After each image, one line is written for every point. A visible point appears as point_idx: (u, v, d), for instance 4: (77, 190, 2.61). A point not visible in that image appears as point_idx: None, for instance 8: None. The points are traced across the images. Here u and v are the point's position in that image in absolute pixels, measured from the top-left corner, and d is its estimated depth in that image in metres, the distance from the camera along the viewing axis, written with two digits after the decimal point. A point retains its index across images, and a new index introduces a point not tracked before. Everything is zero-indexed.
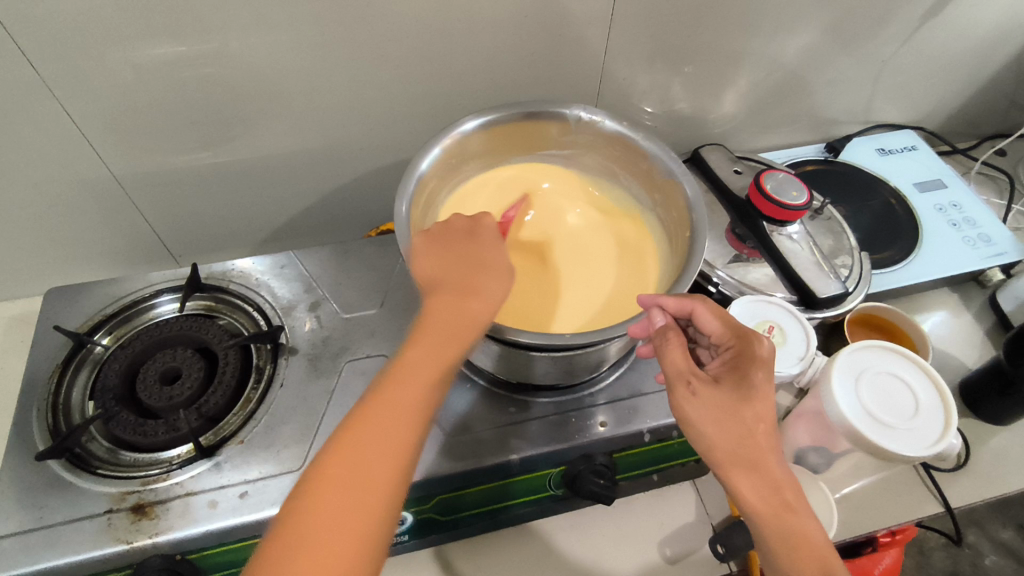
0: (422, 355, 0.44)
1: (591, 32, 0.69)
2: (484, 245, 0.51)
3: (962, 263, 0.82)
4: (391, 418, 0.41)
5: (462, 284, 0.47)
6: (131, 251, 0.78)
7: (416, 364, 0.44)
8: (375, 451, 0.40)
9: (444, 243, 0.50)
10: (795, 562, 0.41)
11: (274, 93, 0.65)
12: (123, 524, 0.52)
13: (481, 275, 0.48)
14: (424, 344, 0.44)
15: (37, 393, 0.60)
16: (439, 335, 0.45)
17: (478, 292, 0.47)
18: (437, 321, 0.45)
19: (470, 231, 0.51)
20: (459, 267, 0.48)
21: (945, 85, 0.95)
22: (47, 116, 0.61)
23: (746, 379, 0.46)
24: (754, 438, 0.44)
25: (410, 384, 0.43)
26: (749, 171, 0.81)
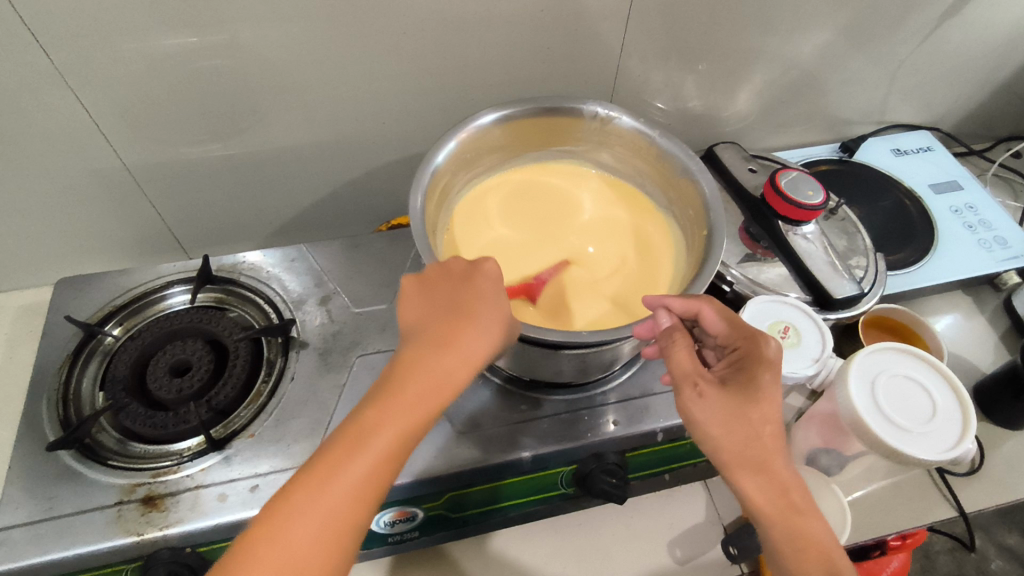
0: (403, 399, 0.40)
1: (606, 27, 0.69)
2: (476, 290, 0.45)
3: (977, 265, 0.81)
4: (360, 459, 0.38)
5: (447, 334, 0.43)
6: (141, 242, 0.78)
7: (398, 407, 0.39)
8: (343, 494, 0.37)
9: (439, 289, 0.46)
10: (800, 564, 0.41)
11: (288, 85, 0.65)
12: (133, 516, 0.52)
13: (469, 324, 0.43)
14: (402, 390, 0.40)
15: (47, 383, 0.59)
16: (423, 385, 0.40)
17: (466, 345, 0.42)
18: (421, 369, 0.41)
19: (464, 276, 0.46)
20: (452, 316, 0.44)
21: (962, 86, 0.94)
22: (59, 105, 0.60)
23: (754, 381, 0.45)
24: (762, 440, 0.43)
25: (384, 433, 0.39)
26: (763, 170, 0.80)
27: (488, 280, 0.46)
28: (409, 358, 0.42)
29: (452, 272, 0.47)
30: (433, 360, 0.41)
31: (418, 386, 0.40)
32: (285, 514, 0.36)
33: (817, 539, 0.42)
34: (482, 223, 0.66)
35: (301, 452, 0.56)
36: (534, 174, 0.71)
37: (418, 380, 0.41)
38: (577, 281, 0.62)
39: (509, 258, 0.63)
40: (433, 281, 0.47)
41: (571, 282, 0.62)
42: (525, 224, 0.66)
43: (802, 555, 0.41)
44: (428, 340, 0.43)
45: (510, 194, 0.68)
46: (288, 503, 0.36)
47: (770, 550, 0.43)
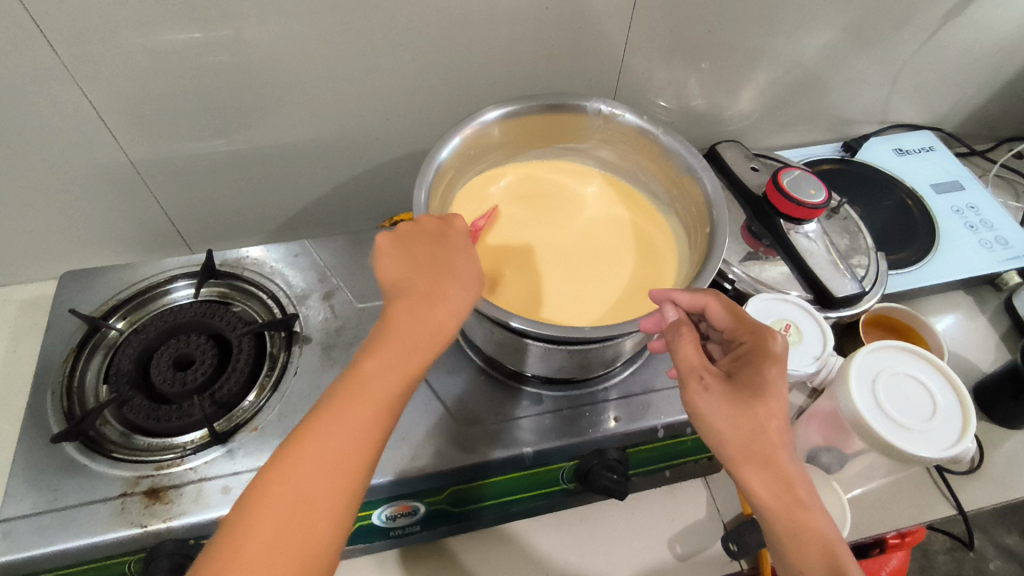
0: (391, 349, 0.42)
1: (610, 25, 0.69)
2: (453, 248, 0.48)
3: (978, 266, 0.81)
4: (355, 412, 0.40)
5: (428, 285, 0.45)
6: (144, 236, 0.78)
7: (385, 357, 0.42)
8: (342, 446, 0.39)
9: (416, 245, 0.48)
10: (802, 556, 0.41)
11: (292, 81, 0.65)
12: (137, 508, 0.52)
13: (448, 280, 0.46)
14: (389, 341, 0.43)
15: (51, 375, 0.60)
16: (409, 335, 0.43)
17: (447, 297, 0.45)
18: (408, 322, 0.43)
19: (440, 232, 0.49)
20: (432, 271, 0.46)
21: (964, 86, 0.94)
22: (65, 98, 0.60)
23: (761, 375, 0.45)
24: (767, 435, 0.43)
25: (375, 384, 0.41)
26: (765, 169, 0.81)
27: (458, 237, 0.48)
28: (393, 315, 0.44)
29: (426, 231, 0.49)
30: (412, 311, 0.44)
31: (406, 337, 0.43)
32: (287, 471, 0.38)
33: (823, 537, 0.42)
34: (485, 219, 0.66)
35: None
36: (536, 170, 0.71)
37: (405, 331, 0.43)
38: (580, 276, 0.62)
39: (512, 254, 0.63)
40: (409, 237, 0.48)
41: (574, 278, 0.62)
42: (529, 220, 0.67)
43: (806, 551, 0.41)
44: (410, 293, 0.45)
45: (513, 189, 0.69)
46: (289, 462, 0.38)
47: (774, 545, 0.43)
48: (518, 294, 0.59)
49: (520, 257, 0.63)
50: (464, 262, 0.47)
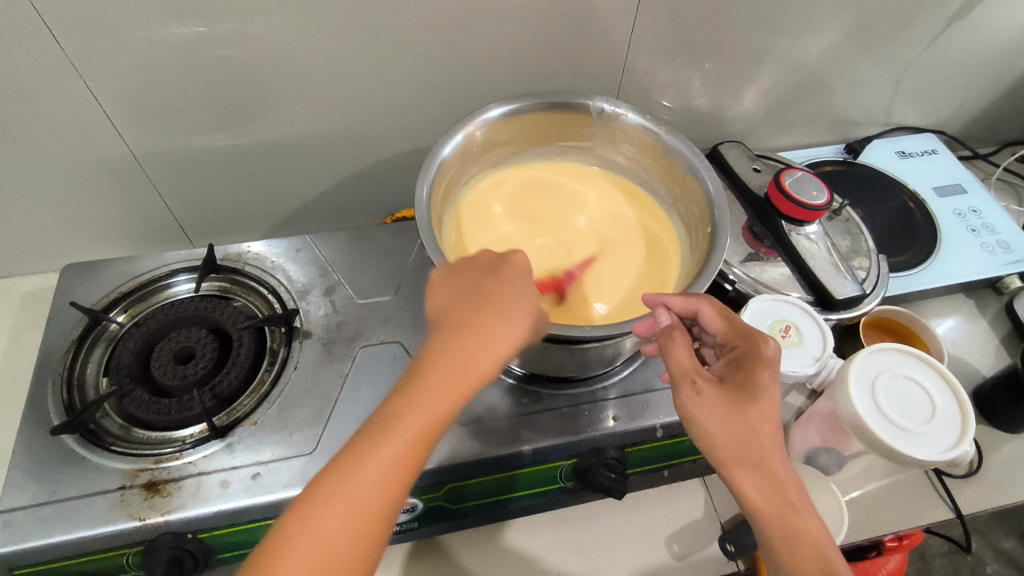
0: (440, 381, 0.41)
1: (615, 23, 0.69)
2: (506, 280, 0.47)
3: (979, 269, 0.81)
4: (394, 443, 0.39)
5: (478, 317, 0.44)
6: (146, 230, 0.78)
7: (435, 388, 0.41)
8: (378, 476, 0.38)
9: (470, 280, 0.47)
10: (798, 563, 0.41)
11: (295, 76, 0.65)
12: (136, 501, 0.53)
13: (495, 316, 0.44)
14: (441, 374, 0.41)
15: (52, 367, 0.60)
16: (460, 369, 0.41)
17: (500, 332, 0.44)
18: (458, 355, 0.42)
19: (494, 266, 0.48)
20: (484, 303, 0.45)
21: (968, 89, 0.94)
22: (69, 91, 0.61)
23: (753, 378, 0.45)
24: (760, 438, 0.43)
25: (419, 415, 0.40)
26: (768, 170, 0.80)
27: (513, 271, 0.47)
28: (441, 345, 0.43)
29: (478, 263, 0.49)
30: (460, 343, 0.43)
31: (455, 370, 0.41)
32: (317, 500, 0.37)
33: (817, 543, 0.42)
34: (487, 216, 0.66)
35: (303, 441, 0.56)
36: (538, 168, 0.71)
37: (455, 364, 0.42)
38: (582, 275, 0.62)
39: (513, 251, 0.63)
40: (460, 271, 0.48)
41: (576, 274, 0.62)
42: (530, 217, 0.67)
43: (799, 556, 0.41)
44: (461, 325, 0.44)
45: (514, 188, 0.69)
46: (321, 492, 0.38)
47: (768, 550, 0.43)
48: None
49: (521, 254, 0.63)
50: (519, 298, 0.46)
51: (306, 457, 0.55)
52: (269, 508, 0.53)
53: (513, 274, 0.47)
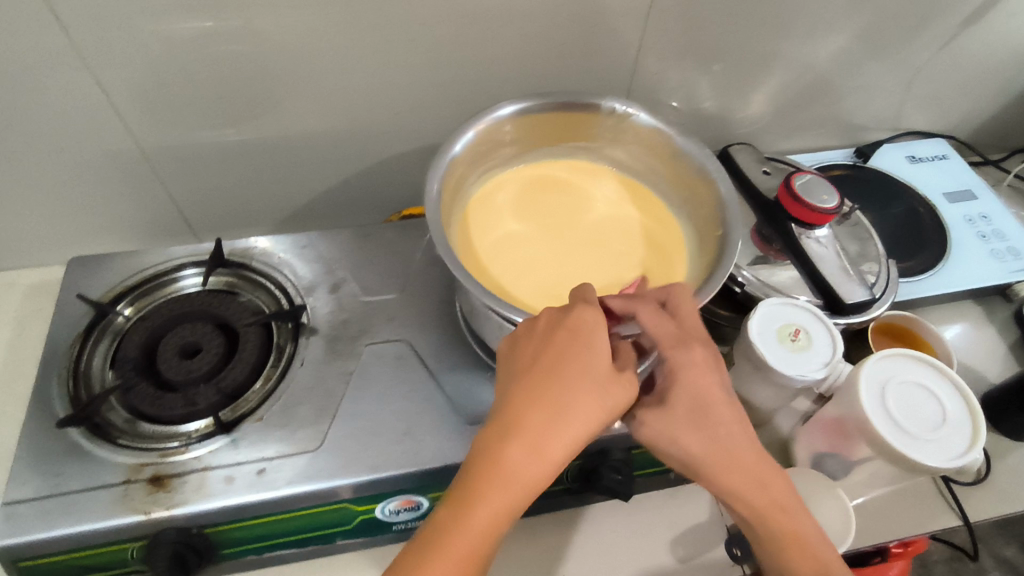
0: (537, 455, 0.42)
1: (625, 23, 0.68)
2: (578, 338, 0.46)
3: (988, 276, 0.81)
4: (477, 520, 0.41)
5: (568, 386, 0.44)
6: (151, 225, 0.77)
7: (534, 464, 0.42)
8: (480, 545, 0.41)
9: (548, 340, 0.46)
10: (785, 563, 0.45)
11: (304, 72, 0.65)
12: (140, 495, 0.52)
13: (559, 384, 0.44)
14: (540, 451, 0.42)
15: (58, 360, 0.60)
16: (560, 446, 0.43)
17: (598, 401, 0.44)
18: (553, 428, 0.43)
19: (559, 323, 0.47)
20: (573, 371, 0.45)
21: (979, 95, 0.93)
22: (77, 84, 0.60)
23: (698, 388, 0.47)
24: (716, 450, 0.46)
25: (517, 490, 0.41)
26: (777, 172, 0.80)
27: (582, 329, 0.46)
28: (532, 419, 0.43)
29: (544, 322, 0.48)
30: (552, 416, 0.43)
31: (556, 446, 0.42)
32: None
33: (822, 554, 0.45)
34: (498, 215, 0.66)
35: (307, 437, 0.56)
36: (548, 165, 0.70)
37: (555, 440, 0.43)
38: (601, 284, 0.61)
39: (525, 251, 0.63)
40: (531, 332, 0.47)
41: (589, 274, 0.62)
42: (541, 215, 0.66)
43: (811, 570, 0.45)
44: (550, 398, 0.44)
45: (524, 184, 0.68)
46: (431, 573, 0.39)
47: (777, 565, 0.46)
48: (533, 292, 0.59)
49: (533, 254, 0.62)
50: (605, 357, 0.46)
51: (311, 453, 0.55)
52: (273, 505, 0.53)
53: (598, 330, 0.47)
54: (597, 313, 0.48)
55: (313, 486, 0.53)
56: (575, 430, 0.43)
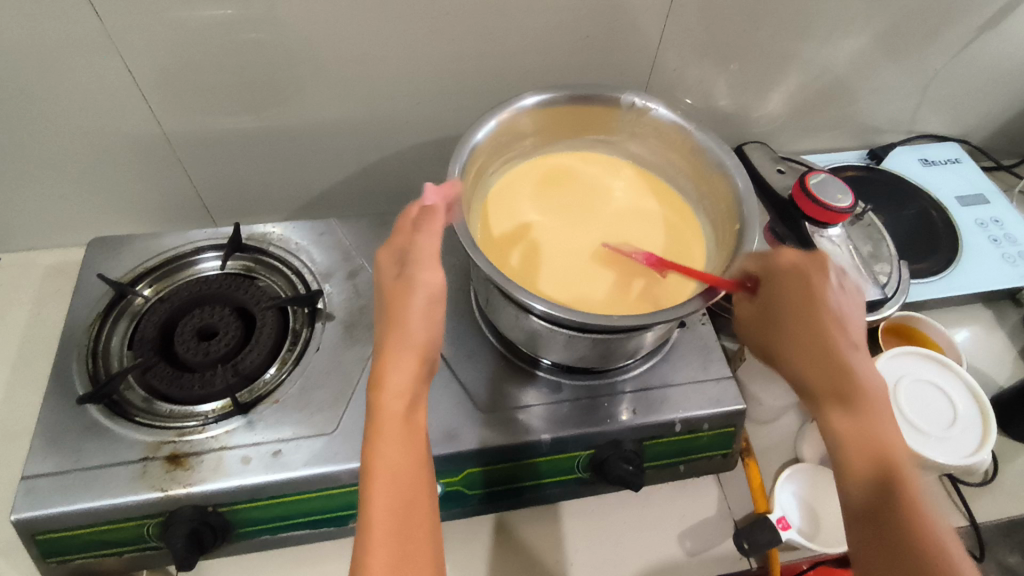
0: (393, 389, 0.43)
1: (646, 19, 0.69)
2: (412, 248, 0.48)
3: (1000, 280, 0.81)
4: (380, 447, 0.41)
5: (394, 315, 0.45)
6: (169, 210, 0.78)
7: (394, 400, 0.43)
8: (399, 485, 0.40)
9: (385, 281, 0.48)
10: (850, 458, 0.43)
11: (325, 59, 0.65)
12: (158, 472, 0.53)
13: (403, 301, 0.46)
14: (390, 387, 0.43)
15: (78, 338, 0.61)
16: (409, 371, 0.44)
17: (421, 291, 0.46)
18: (398, 360, 0.44)
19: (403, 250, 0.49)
20: (394, 305, 0.45)
21: (994, 100, 0.93)
22: (104, 66, 0.61)
23: (801, 286, 0.49)
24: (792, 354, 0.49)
25: (395, 423, 0.42)
26: (792, 172, 0.80)
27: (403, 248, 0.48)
28: (378, 364, 0.44)
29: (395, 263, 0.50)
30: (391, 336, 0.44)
31: (404, 376, 0.43)
32: (363, 540, 0.38)
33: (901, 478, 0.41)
34: (516, 204, 0.66)
35: (323, 421, 0.57)
36: (562, 157, 0.71)
37: (401, 373, 0.43)
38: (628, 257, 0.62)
39: (543, 241, 0.63)
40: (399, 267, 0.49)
41: (609, 261, 0.62)
42: (558, 206, 0.67)
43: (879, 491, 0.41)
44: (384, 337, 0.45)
45: (541, 175, 0.69)
46: (364, 527, 0.39)
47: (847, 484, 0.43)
48: (553, 282, 0.60)
49: (550, 243, 0.63)
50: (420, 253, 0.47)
51: (327, 436, 0.56)
52: (288, 485, 0.54)
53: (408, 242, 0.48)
54: (413, 234, 0.48)
55: (329, 469, 0.54)
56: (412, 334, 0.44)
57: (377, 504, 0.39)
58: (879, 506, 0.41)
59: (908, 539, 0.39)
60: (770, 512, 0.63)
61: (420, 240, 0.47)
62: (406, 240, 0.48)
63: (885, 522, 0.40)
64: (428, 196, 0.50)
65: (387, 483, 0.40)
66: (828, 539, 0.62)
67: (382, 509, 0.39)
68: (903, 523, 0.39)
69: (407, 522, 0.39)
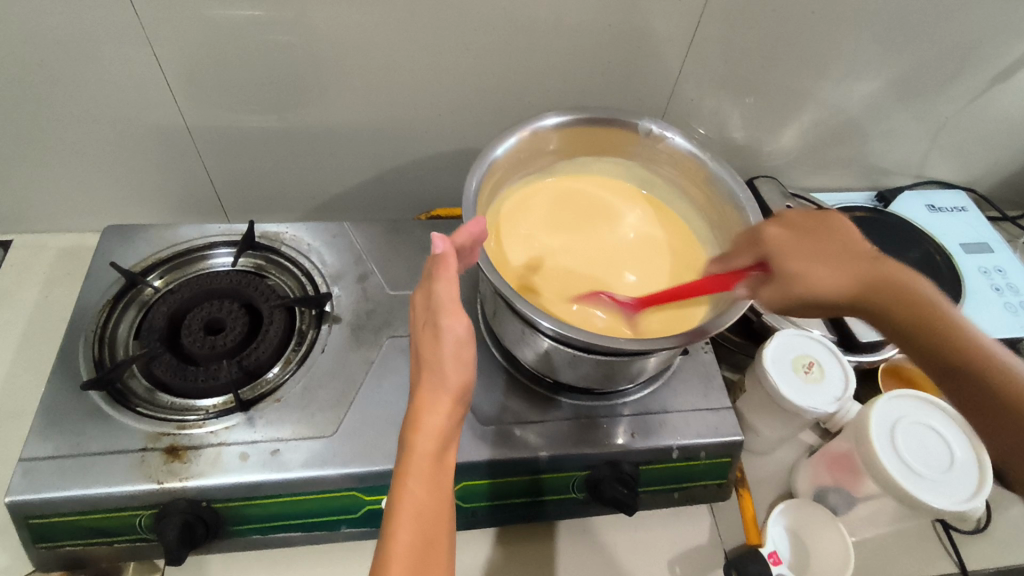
0: (426, 430, 0.43)
1: (668, 49, 0.70)
2: (436, 286, 0.47)
3: (1000, 328, 0.82)
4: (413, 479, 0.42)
5: (427, 363, 0.46)
6: (185, 201, 0.79)
7: (426, 439, 0.43)
8: (422, 522, 0.41)
9: (411, 327, 0.49)
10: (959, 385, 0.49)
11: (351, 65, 0.66)
12: (156, 463, 0.53)
13: (435, 342, 0.46)
14: (423, 429, 0.43)
15: (86, 324, 0.61)
16: (442, 413, 0.44)
17: (450, 334, 0.46)
18: (434, 401, 0.44)
19: (425, 303, 0.48)
20: (424, 356, 0.46)
21: (1003, 151, 0.95)
22: (136, 56, 0.62)
23: (838, 237, 0.53)
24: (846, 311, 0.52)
25: (424, 463, 0.42)
26: (800, 209, 0.82)
27: (426, 295, 0.48)
28: (412, 407, 0.45)
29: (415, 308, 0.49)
30: (432, 377, 0.45)
31: (438, 419, 0.44)
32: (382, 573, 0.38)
33: (981, 344, 0.49)
34: (535, 241, 0.64)
35: (324, 423, 0.57)
36: (537, 191, 0.68)
37: (435, 414, 0.44)
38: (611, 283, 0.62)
39: (588, 268, 0.63)
40: (415, 315, 0.48)
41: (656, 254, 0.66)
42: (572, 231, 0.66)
43: (971, 373, 0.48)
44: (418, 381, 0.46)
45: (549, 214, 0.67)
46: (383, 559, 0.39)
47: (953, 389, 0.49)
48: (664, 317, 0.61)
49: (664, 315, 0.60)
50: (450, 293, 0.47)
51: (326, 438, 0.56)
52: (285, 486, 0.54)
53: (438, 279, 0.47)
54: (431, 283, 0.47)
55: (326, 472, 0.54)
56: (451, 378, 0.45)
57: (399, 537, 0.40)
58: (964, 372, 0.48)
59: (965, 377, 0.48)
60: (762, 546, 0.63)
61: (439, 287, 0.47)
62: (425, 288, 0.48)
63: (983, 399, 0.47)
64: (437, 242, 0.48)
65: (410, 518, 0.40)
66: None
67: (404, 545, 0.39)
68: (979, 375, 0.48)
69: (426, 560, 0.40)
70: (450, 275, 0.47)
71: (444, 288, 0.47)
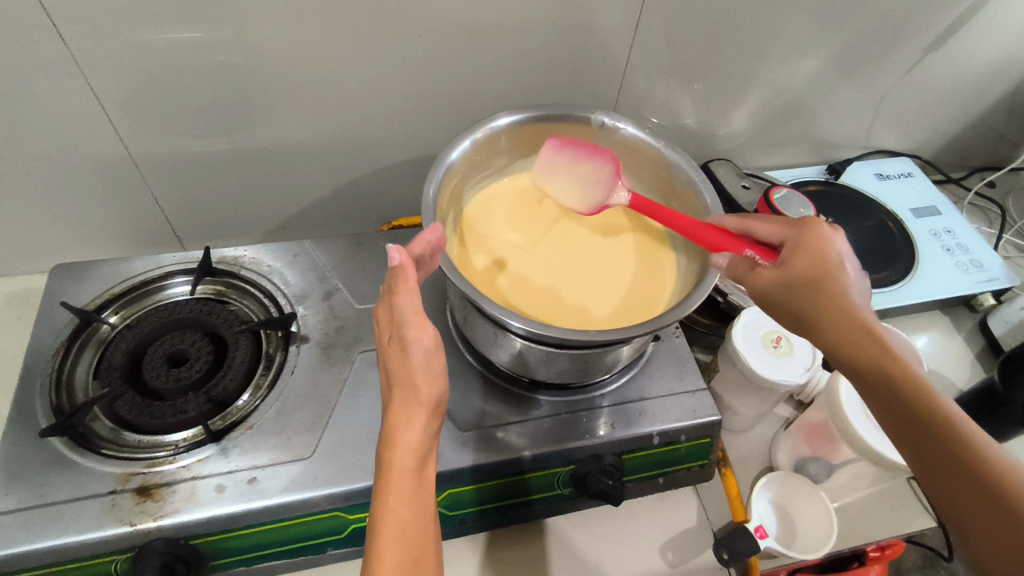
0: (404, 446, 0.43)
1: (613, 41, 0.71)
2: (400, 297, 0.45)
3: (955, 287, 0.85)
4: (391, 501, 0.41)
5: (397, 377, 0.45)
6: (136, 232, 0.76)
7: (404, 456, 0.42)
8: (406, 540, 0.40)
9: (378, 342, 0.48)
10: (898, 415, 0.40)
11: (297, 81, 0.65)
12: (127, 505, 0.51)
13: (404, 357, 0.45)
14: (399, 444, 0.43)
15: (40, 368, 0.59)
16: (419, 428, 0.44)
17: (415, 348, 0.45)
18: (408, 416, 0.44)
19: (391, 320, 0.46)
20: (394, 370, 0.46)
21: (942, 116, 0.98)
22: (68, 88, 0.60)
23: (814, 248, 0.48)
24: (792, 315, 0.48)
25: (405, 480, 0.42)
26: (756, 188, 0.84)
27: (388, 312, 0.46)
28: (387, 423, 0.44)
29: (382, 325, 0.47)
30: (404, 395, 0.44)
31: (416, 432, 0.43)
32: None
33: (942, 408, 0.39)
34: (500, 240, 0.64)
35: (302, 445, 0.56)
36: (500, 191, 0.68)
37: (412, 429, 0.43)
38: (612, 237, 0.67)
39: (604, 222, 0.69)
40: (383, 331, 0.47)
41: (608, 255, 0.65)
42: (544, 229, 0.66)
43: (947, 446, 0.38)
44: (390, 397, 0.45)
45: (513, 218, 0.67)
46: None
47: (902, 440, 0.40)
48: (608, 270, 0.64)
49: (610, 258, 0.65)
50: (411, 308, 0.45)
51: (305, 461, 0.55)
52: (265, 513, 0.52)
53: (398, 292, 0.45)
54: (392, 298, 0.46)
55: (307, 495, 0.53)
56: (424, 392, 0.44)
57: (386, 559, 0.39)
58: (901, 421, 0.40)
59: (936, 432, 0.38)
60: (748, 521, 0.64)
61: (400, 300, 0.45)
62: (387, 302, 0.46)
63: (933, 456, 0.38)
64: (394, 253, 0.46)
65: (394, 538, 0.40)
66: (804, 546, 0.63)
67: (390, 565, 0.39)
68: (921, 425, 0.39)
69: None
70: (411, 287, 0.45)
71: (405, 301, 0.45)
